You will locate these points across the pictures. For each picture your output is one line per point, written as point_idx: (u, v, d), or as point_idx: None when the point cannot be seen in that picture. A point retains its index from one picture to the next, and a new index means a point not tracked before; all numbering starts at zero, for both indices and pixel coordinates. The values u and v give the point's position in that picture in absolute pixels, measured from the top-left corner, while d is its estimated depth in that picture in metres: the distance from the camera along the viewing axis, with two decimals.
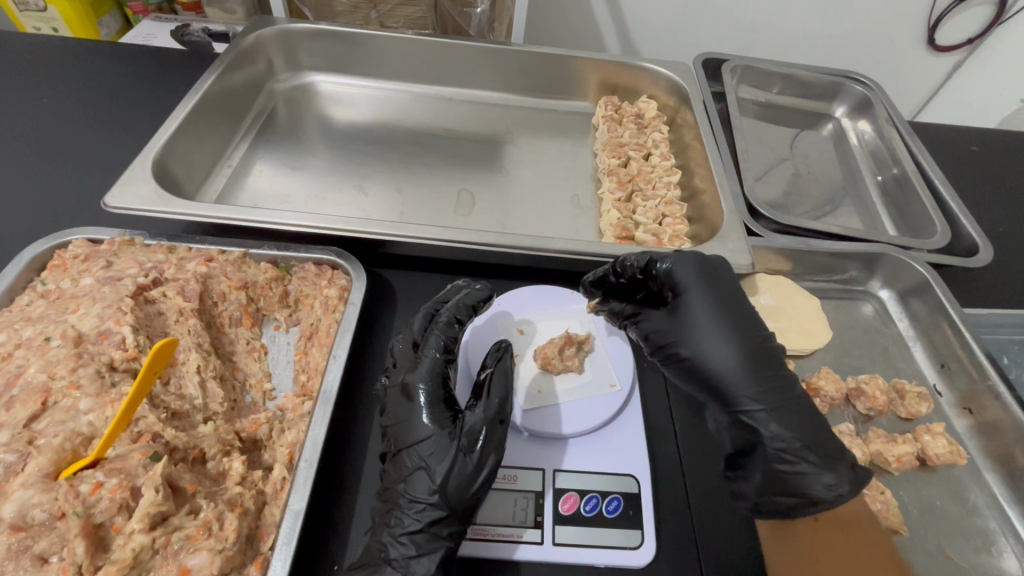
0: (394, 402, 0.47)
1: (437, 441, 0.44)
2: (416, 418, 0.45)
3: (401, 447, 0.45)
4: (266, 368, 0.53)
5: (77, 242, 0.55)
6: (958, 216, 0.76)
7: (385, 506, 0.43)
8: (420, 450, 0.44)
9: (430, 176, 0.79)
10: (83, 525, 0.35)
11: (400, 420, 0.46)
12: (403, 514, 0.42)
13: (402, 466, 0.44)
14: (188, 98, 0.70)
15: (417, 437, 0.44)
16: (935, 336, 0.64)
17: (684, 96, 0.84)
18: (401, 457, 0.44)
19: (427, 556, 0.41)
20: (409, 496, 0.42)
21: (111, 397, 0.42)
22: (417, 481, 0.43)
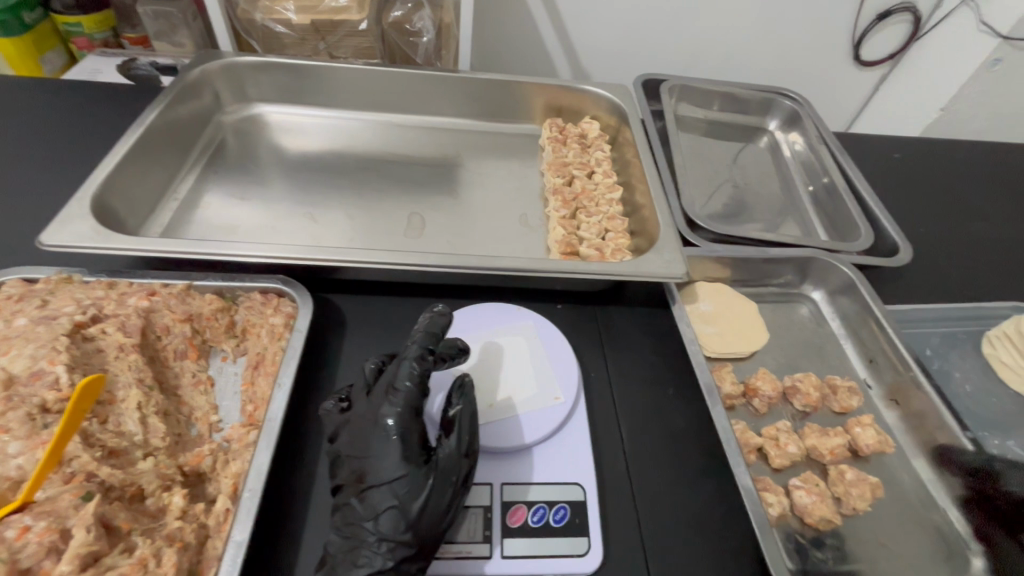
0: (367, 433, 0.45)
1: (409, 480, 0.43)
2: (389, 454, 0.44)
3: (371, 484, 0.43)
4: (212, 400, 0.53)
5: (12, 283, 0.54)
6: (881, 219, 0.82)
7: (353, 542, 0.42)
8: (391, 486, 0.43)
9: (381, 201, 0.80)
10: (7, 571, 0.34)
11: (373, 455, 0.44)
12: (374, 550, 0.41)
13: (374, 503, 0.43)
14: (129, 133, 0.69)
15: (388, 476, 0.43)
16: (863, 333, 0.68)
17: (623, 116, 0.88)
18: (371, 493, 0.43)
19: None
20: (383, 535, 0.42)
21: (42, 438, 0.41)
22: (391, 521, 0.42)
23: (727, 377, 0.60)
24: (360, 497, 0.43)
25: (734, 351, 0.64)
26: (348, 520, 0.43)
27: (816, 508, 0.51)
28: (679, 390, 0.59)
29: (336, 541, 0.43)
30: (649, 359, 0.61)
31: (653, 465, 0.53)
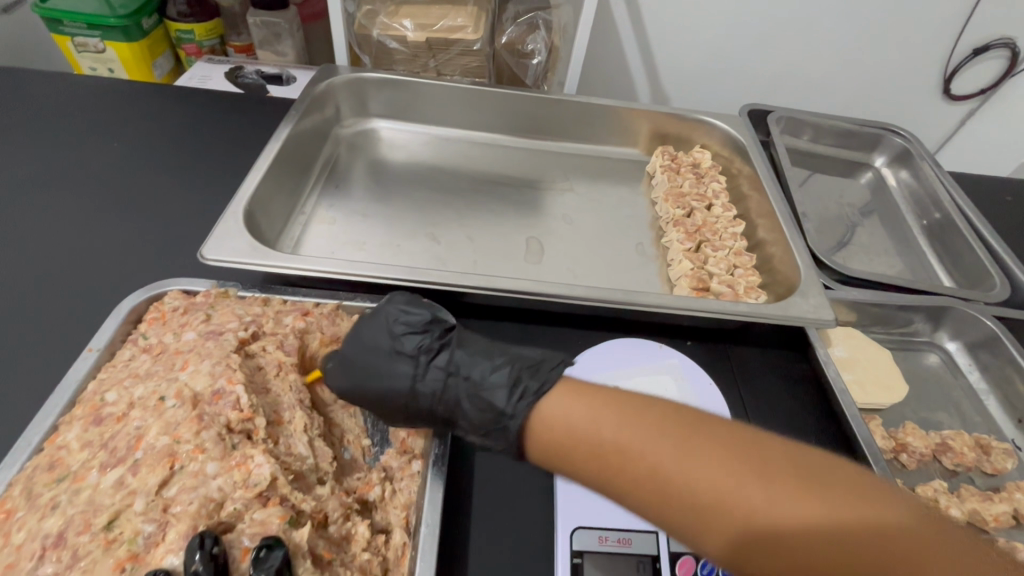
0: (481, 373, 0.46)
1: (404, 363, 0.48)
2: (433, 385, 0.47)
3: (426, 370, 0.47)
4: (362, 424, 0.52)
5: (174, 294, 0.55)
6: (1012, 267, 0.79)
7: (356, 359, 0.48)
8: (406, 371, 0.47)
9: (497, 223, 0.80)
10: None
11: (456, 380, 0.46)
12: (423, 337, 0.49)
13: (391, 368, 0.48)
14: (269, 148, 0.71)
15: (408, 376, 0.47)
16: (1008, 389, 0.65)
17: (739, 147, 0.86)
18: (404, 369, 0.47)
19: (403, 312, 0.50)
20: (359, 367, 0.48)
21: (236, 460, 0.41)
22: (363, 375, 0.48)
23: (877, 429, 0.58)
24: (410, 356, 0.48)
25: (874, 401, 0.62)
26: (393, 338, 0.49)
27: None
28: (822, 439, 0.57)
29: (425, 341, 0.49)
30: (790, 405, 0.60)
31: None
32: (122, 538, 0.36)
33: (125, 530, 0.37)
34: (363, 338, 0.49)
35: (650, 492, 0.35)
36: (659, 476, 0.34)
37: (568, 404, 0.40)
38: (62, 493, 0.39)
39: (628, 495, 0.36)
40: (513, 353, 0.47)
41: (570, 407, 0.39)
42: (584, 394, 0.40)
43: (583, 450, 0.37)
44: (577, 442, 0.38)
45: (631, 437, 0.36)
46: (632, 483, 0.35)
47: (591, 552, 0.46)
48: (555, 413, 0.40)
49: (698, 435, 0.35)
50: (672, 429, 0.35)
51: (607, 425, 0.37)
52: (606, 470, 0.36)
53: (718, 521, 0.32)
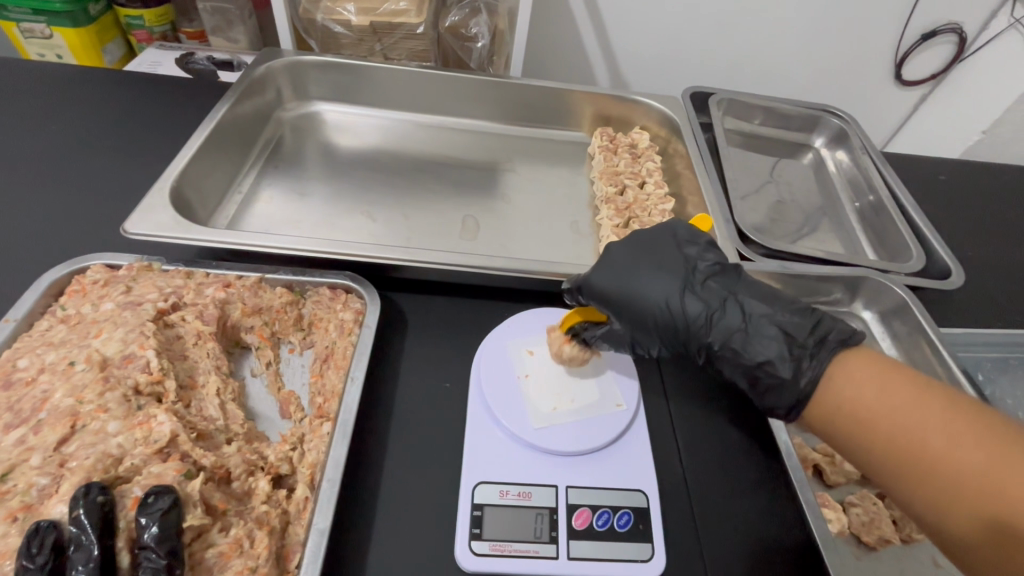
0: (713, 293, 0.49)
1: (674, 292, 0.49)
2: (673, 313, 0.49)
3: (666, 297, 0.49)
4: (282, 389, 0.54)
5: (97, 268, 0.56)
6: (932, 241, 0.82)
7: (626, 285, 0.51)
8: (665, 302, 0.49)
9: (435, 202, 0.82)
10: (128, 538, 0.37)
11: (687, 305, 0.48)
12: (633, 268, 0.51)
13: (663, 291, 0.49)
14: (202, 128, 0.72)
15: (654, 305, 0.49)
16: (915, 354, 0.68)
17: (675, 127, 0.88)
18: (671, 295, 0.49)
19: (630, 251, 0.53)
20: (621, 284, 0.51)
21: (139, 419, 0.43)
22: (627, 297, 0.50)
23: None
24: (697, 282, 0.49)
25: None
26: (670, 261, 0.51)
27: (876, 526, 0.52)
28: (734, 404, 0.59)
29: (628, 271, 0.51)
30: (704, 372, 0.62)
31: (708, 472, 0.54)
32: (15, 490, 0.38)
33: (19, 482, 0.38)
34: (620, 259, 0.52)
35: (910, 469, 0.38)
36: (931, 460, 0.37)
37: (853, 375, 0.42)
38: None
39: (884, 464, 0.40)
40: (731, 278, 0.50)
41: (863, 378, 0.42)
42: (883, 369, 0.42)
43: (855, 415, 0.41)
44: (859, 411, 0.41)
45: (925, 419, 0.38)
46: (900, 458, 0.39)
47: (492, 505, 0.48)
48: (845, 379, 0.43)
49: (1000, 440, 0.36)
50: (967, 425, 0.37)
51: (893, 402, 0.40)
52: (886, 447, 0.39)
53: (958, 498, 0.36)
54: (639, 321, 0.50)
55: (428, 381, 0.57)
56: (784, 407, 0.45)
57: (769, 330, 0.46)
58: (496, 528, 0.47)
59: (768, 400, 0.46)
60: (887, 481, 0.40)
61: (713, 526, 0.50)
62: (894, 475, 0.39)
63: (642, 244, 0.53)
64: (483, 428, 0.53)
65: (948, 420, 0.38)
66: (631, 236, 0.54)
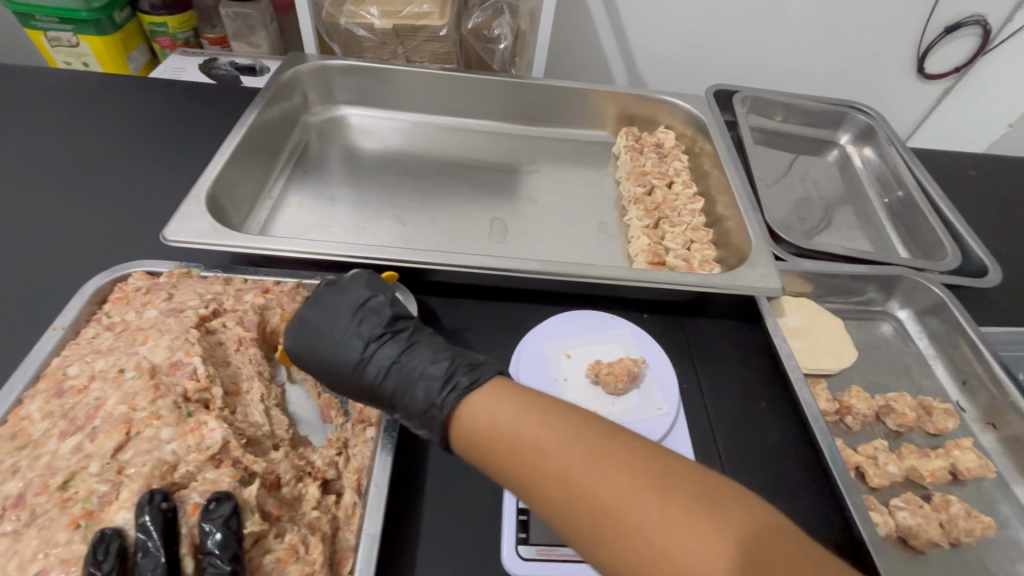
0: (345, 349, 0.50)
1: (369, 352, 0.49)
2: (367, 370, 0.48)
3: (372, 359, 0.49)
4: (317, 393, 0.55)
5: (138, 275, 0.57)
6: (966, 237, 0.81)
7: (311, 354, 0.50)
8: (367, 366, 0.49)
9: (462, 205, 0.82)
10: (191, 544, 0.37)
11: (387, 368, 0.48)
12: (333, 332, 0.50)
13: (344, 348, 0.50)
14: (234, 134, 0.73)
15: (360, 371, 0.49)
16: (954, 353, 0.67)
17: (702, 126, 0.88)
18: (361, 356, 0.49)
19: (316, 311, 0.52)
20: (317, 352, 0.50)
21: (190, 426, 0.43)
22: (334, 356, 0.49)
23: (822, 394, 0.61)
24: (364, 336, 0.50)
25: (823, 366, 0.64)
26: (345, 313, 0.51)
27: (924, 530, 0.51)
28: (771, 406, 0.59)
29: (314, 339, 0.50)
30: (740, 374, 0.61)
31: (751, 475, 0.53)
32: (77, 497, 0.39)
33: (80, 489, 0.39)
34: (325, 320, 0.51)
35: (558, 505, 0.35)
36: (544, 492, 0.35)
37: (495, 404, 0.40)
38: (22, 459, 0.41)
39: (577, 520, 0.34)
40: (314, 320, 0.51)
41: (498, 412, 0.39)
42: (510, 392, 0.41)
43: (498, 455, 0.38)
44: (510, 448, 0.37)
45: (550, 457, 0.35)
46: (587, 518, 0.33)
47: (537, 509, 0.48)
48: (477, 414, 0.40)
49: (620, 446, 0.35)
50: (586, 440, 0.35)
51: (533, 440, 0.36)
52: (553, 492, 0.34)
53: (708, 544, 0.30)
54: (350, 383, 0.49)
55: None
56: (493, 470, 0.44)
57: (439, 376, 0.45)
58: (543, 533, 0.47)
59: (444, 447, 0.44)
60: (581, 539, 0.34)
61: None
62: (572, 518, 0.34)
63: (337, 305, 0.52)
64: None
65: (582, 443, 0.35)
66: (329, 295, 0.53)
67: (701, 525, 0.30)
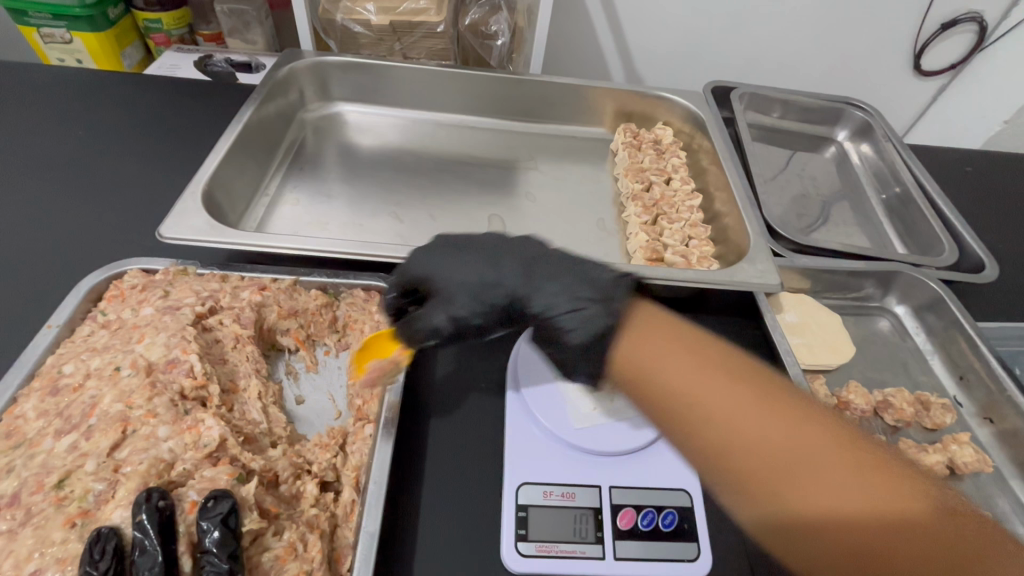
0: (475, 267, 0.50)
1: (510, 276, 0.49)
2: (510, 284, 0.49)
3: (521, 278, 0.49)
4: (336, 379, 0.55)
5: (134, 272, 0.57)
6: (963, 233, 0.81)
7: (433, 277, 0.51)
8: (509, 285, 0.49)
9: (460, 202, 0.81)
10: (188, 543, 0.37)
11: (532, 292, 0.48)
12: (460, 261, 0.51)
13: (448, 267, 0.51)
14: (230, 130, 0.72)
15: (503, 288, 0.49)
16: (951, 349, 0.67)
17: (699, 122, 0.88)
18: (491, 276, 0.50)
19: (439, 246, 0.53)
20: (435, 274, 0.51)
21: (187, 424, 0.43)
22: (448, 274, 0.50)
23: (820, 389, 0.61)
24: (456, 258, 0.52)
25: (820, 362, 0.65)
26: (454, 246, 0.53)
27: None
28: None
29: (450, 262, 0.51)
30: None
31: None
32: (72, 495, 0.38)
33: (75, 488, 0.39)
34: (448, 250, 0.52)
35: (711, 445, 0.39)
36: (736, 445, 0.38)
37: (653, 349, 0.43)
38: (18, 458, 0.41)
39: (704, 453, 0.39)
40: (449, 250, 0.52)
41: (673, 354, 0.42)
42: (678, 336, 0.44)
43: (685, 405, 0.40)
44: (665, 390, 0.41)
45: (767, 423, 0.38)
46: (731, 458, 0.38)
47: (536, 506, 0.48)
48: (634, 350, 0.43)
49: (783, 403, 0.39)
50: (746, 400, 0.39)
51: (700, 387, 0.40)
52: (674, 424, 0.40)
53: (858, 528, 0.35)
54: (477, 301, 0.49)
55: (464, 382, 0.57)
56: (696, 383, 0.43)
57: (591, 289, 0.46)
58: (542, 529, 0.47)
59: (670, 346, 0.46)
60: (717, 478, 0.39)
61: None
62: (756, 471, 0.37)
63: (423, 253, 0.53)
64: (523, 428, 0.53)
65: (766, 407, 0.39)
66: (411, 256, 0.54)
67: (870, 502, 0.35)
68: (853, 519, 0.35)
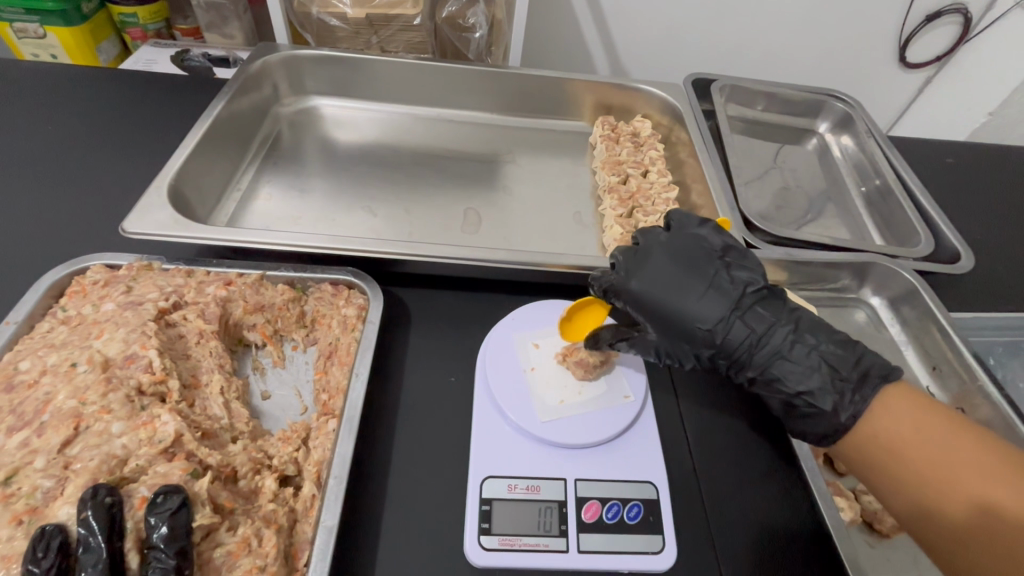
0: (687, 299, 0.47)
1: (717, 309, 0.47)
2: (696, 316, 0.47)
3: (703, 312, 0.47)
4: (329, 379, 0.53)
5: (96, 268, 0.56)
6: (940, 225, 0.81)
7: (672, 309, 0.48)
8: (710, 321, 0.47)
9: (436, 196, 0.81)
10: (135, 540, 0.37)
11: (744, 328, 0.47)
12: (690, 285, 0.48)
13: (687, 303, 0.47)
14: (199, 124, 0.71)
15: (697, 324, 0.47)
16: (925, 340, 0.67)
17: (678, 115, 0.87)
18: (708, 309, 0.47)
19: (651, 259, 0.50)
20: (668, 300, 0.48)
21: (143, 419, 0.43)
22: (684, 311, 0.47)
23: None
24: (740, 303, 0.47)
25: None
26: (706, 265, 0.49)
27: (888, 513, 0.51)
28: (742, 393, 0.58)
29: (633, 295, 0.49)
30: None
31: (717, 462, 0.53)
32: (19, 493, 0.38)
33: (23, 485, 0.38)
34: (673, 269, 0.49)
35: (933, 480, 0.40)
36: (954, 472, 0.39)
37: (883, 401, 0.43)
38: None
39: (911, 481, 0.40)
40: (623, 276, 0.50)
41: (903, 408, 0.43)
42: (922, 402, 0.43)
43: (885, 441, 0.42)
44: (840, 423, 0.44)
45: (931, 447, 0.40)
46: (868, 457, 0.43)
47: (500, 499, 0.48)
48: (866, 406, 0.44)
49: (961, 428, 0.40)
50: (889, 431, 0.42)
51: (918, 428, 0.41)
52: (880, 454, 0.42)
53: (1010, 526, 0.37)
54: (696, 338, 0.48)
55: (432, 376, 0.57)
56: (818, 437, 0.46)
57: (783, 340, 0.46)
58: (506, 523, 0.46)
59: (801, 427, 0.47)
60: (867, 475, 0.44)
61: (721, 515, 0.50)
62: (909, 486, 0.41)
63: (681, 248, 0.50)
64: (490, 422, 0.52)
65: (955, 436, 0.40)
66: (670, 238, 0.51)
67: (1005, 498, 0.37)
68: (990, 509, 0.37)
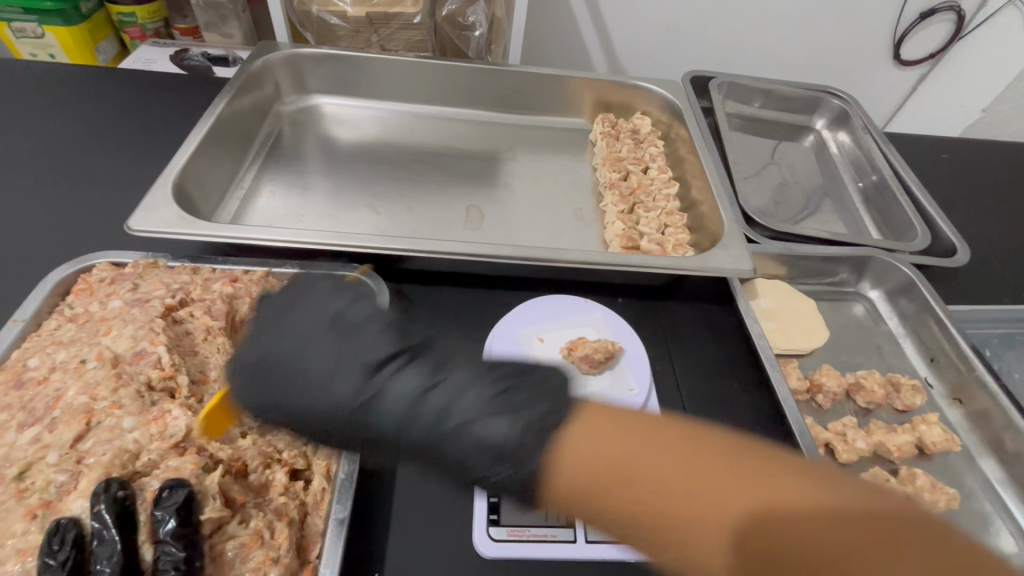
0: (325, 365, 0.43)
1: (342, 380, 0.42)
2: (333, 387, 0.42)
3: (349, 384, 0.42)
4: None
5: (102, 266, 0.56)
6: (936, 219, 0.82)
7: (293, 374, 0.43)
8: (392, 389, 0.41)
9: (438, 194, 0.81)
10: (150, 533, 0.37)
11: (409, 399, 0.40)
12: (323, 350, 0.44)
13: (333, 385, 0.42)
14: (202, 123, 0.72)
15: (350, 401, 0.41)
16: (923, 332, 0.68)
17: (677, 112, 0.88)
18: (337, 381, 0.42)
19: (273, 313, 0.48)
20: (291, 367, 0.43)
21: (153, 414, 0.43)
22: (314, 386, 0.42)
23: (793, 372, 0.62)
24: (437, 373, 0.41)
25: (794, 346, 0.65)
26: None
27: None
28: (744, 386, 0.59)
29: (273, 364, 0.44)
30: (714, 355, 0.61)
31: None
32: (33, 487, 0.38)
33: (36, 480, 0.39)
34: (308, 325, 0.46)
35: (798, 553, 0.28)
36: (783, 537, 0.28)
37: (597, 442, 0.33)
38: None
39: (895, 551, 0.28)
40: (295, 334, 0.46)
41: (661, 461, 0.31)
42: (701, 447, 0.31)
43: (678, 510, 0.30)
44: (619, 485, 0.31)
45: (686, 497, 0.30)
46: (595, 481, 0.32)
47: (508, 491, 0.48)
48: (585, 455, 0.33)
49: (714, 453, 0.31)
50: (681, 487, 0.30)
51: (691, 487, 0.30)
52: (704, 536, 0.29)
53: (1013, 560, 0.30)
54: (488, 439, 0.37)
55: None
56: None
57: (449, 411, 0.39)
58: (515, 514, 0.47)
59: None
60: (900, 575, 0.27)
61: None
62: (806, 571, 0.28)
63: (311, 307, 0.48)
64: None
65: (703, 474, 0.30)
66: (283, 302, 0.49)
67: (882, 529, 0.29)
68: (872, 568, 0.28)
